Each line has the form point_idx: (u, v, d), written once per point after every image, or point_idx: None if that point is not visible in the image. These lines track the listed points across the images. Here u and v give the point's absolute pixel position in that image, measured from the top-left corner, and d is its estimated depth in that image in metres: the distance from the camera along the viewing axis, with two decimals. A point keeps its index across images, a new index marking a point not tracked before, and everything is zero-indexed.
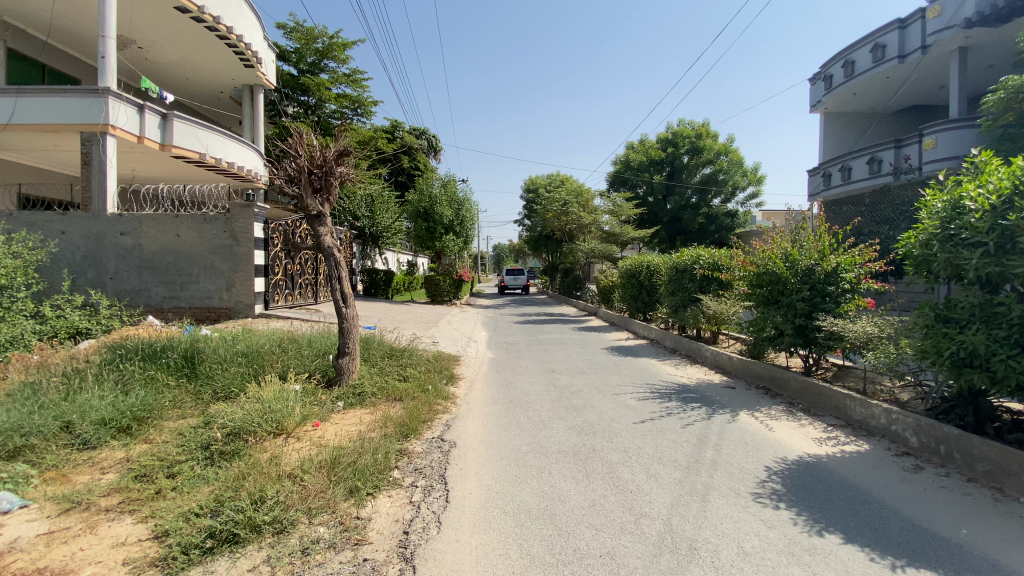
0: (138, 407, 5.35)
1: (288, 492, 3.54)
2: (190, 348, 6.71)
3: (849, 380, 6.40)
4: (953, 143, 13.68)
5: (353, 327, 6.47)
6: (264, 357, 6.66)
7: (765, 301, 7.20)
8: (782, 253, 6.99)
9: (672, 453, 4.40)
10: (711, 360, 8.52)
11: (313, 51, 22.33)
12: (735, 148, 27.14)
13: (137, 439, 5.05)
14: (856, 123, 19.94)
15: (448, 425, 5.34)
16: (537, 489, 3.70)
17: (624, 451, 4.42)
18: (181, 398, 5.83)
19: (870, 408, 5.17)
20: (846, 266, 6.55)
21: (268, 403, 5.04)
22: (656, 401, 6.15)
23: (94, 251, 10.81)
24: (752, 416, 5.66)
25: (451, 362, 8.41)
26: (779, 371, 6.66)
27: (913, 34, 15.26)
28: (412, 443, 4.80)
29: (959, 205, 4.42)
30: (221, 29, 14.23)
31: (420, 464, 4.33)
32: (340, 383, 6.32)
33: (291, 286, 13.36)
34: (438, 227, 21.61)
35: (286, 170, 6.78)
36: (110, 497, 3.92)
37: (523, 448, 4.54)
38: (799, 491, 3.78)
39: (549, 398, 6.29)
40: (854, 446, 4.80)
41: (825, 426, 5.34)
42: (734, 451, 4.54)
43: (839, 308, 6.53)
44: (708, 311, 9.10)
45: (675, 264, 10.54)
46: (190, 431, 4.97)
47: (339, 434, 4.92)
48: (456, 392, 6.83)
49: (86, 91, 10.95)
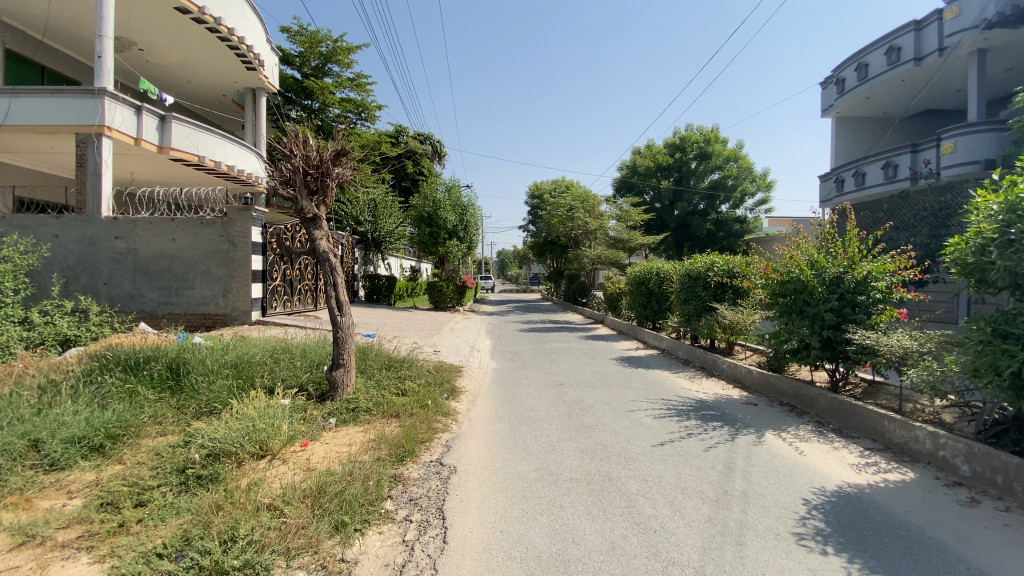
0: (113, 423, 4.95)
1: (265, 530, 3.13)
2: (176, 358, 6.30)
3: (881, 398, 5.95)
4: (974, 149, 13.30)
5: (348, 337, 6.07)
6: (254, 369, 6.26)
7: (788, 311, 6.71)
8: (808, 260, 6.49)
9: (697, 483, 3.94)
10: (728, 372, 8.07)
11: (317, 54, 22.10)
12: (745, 154, 26.76)
13: (111, 460, 4.63)
14: (868, 128, 19.58)
15: (448, 446, 4.87)
16: (548, 528, 3.25)
17: (643, 480, 3.97)
18: (162, 414, 5.41)
19: (912, 431, 4.71)
20: (877, 274, 6.05)
21: (252, 421, 4.62)
22: (673, 419, 5.67)
23: (88, 256, 10.46)
24: (779, 438, 5.19)
25: (452, 374, 7.94)
26: (805, 388, 6.20)
27: (929, 36, 14.89)
28: (407, 468, 4.35)
29: (1018, 206, 3.94)
30: (222, 30, 13.98)
31: (416, 494, 3.87)
32: (334, 397, 5.90)
33: (290, 293, 12.99)
34: (441, 232, 21.22)
35: (281, 171, 6.43)
36: (69, 531, 3.48)
37: (530, 474, 4.09)
38: (846, 531, 3.32)
39: (557, 415, 5.82)
40: (897, 475, 4.32)
41: (861, 449, 4.87)
42: (765, 480, 4.06)
43: (870, 320, 6.01)
44: (723, 321, 8.63)
45: (687, 272, 10.02)
46: (168, 452, 4.56)
47: (330, 456, 4.49)
48: (457, 408, 6.35)
49: (82, 92, 10.73)
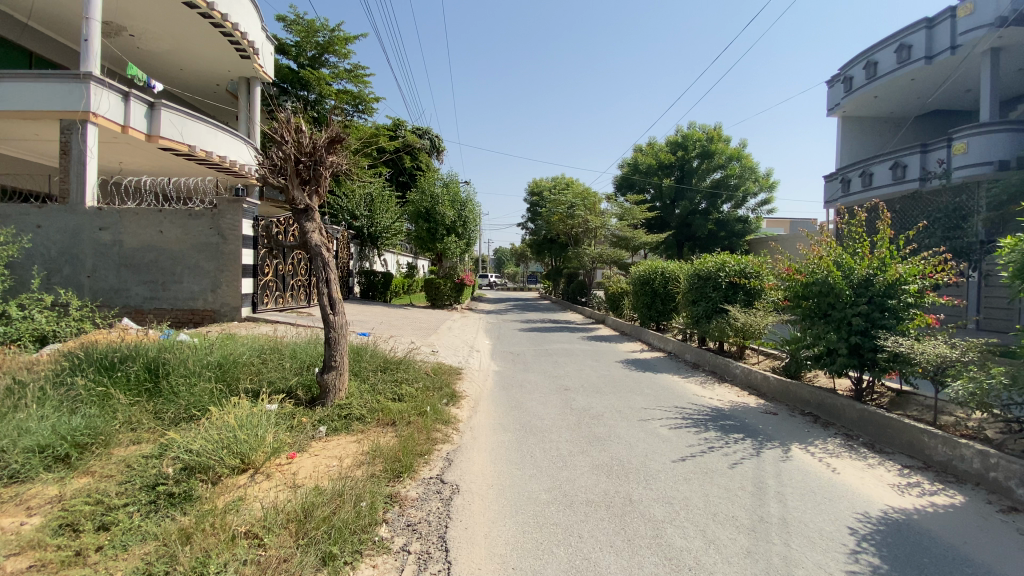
0: (81, 430, 4.48)
1: (242, 567, 2.72)
2: (155, 358, 5.83)
3: (912, 409, 5.57)
4: (987, 149, 12.93)
5: (341, 338, 5.62)
6: (239, 371, 5.82)
7: (812, 314, 6.31)
8: (836, 261, 6.08)
9: (728, 506, 3.53)
10: (741, 378, 7.66)
11: (314, 44, 21.60)
12: (747, 153, 26.47)
13: (77, 471, 4.18)
14: (876, 129, 19.27)
15: (449, 460, 4.45)
16: (566, 563, 2.84)
17: (668, 503, 3.57)
18: (137, 419, 4.95)
19: (957, 449, 4.31)
20: (909, 277, 5.62)
21: (233, 431, 4.16)
22: (691, 431, 5.26)
23: (71, 247, 10.00)
24: (807, 452, 4.78)
25: (452, 377, 7.52)
26: (830, 397, 5.81)
27: (941, 34, 14.54)
28: (404, 486, 3.91)
29: None
30: (215, 16, 13.46)
31: (414, 518, 3.43)
32: (325, 402, 5.47)
33: (282, 288, 12.52)
34: (439, 228, 20.77)
35: (272, 158, 5.97)
36: (19, 558, 3.03)
37: (542, 496, 3.68)
38: (905, 569, 2.92)
39: (566, 425, 5.41)
40: (945, 498, 3.93)
41: (899, 466, 4.49)
42: (803, 504, 3.65)
43: (901, 326, 5.59)
44: (736, 323, 8.23)
45: (696, 272, 9.61)
46: (141, 463, 4.12)
47: (319, 471, 4.06)
48: (458, 415, 5.94)
49: (67, 76, 10.28)
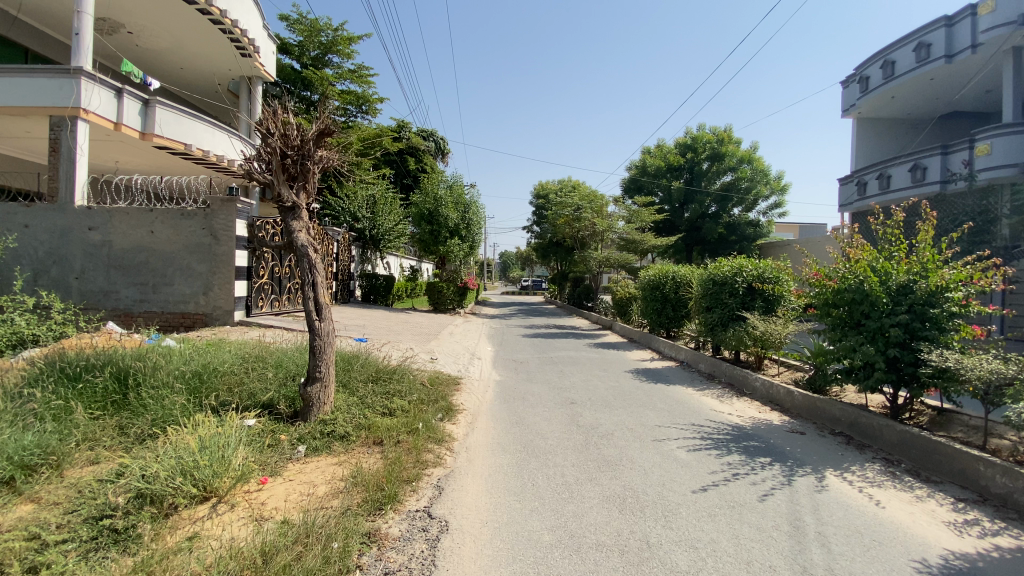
0: (31, 449, 3.99)
1: None
2: (125, 367, 5.33)
3: (956, 430, 5.01)
4: (1014, 149, 12.32)
5: (327, 346, 5.11)
6: (216, 382, 5.35)
7: (842, 324, 5.77)
8: (871, 266, 5.54)
9: (763, 553, 2.99)
10: (761, 392, 7.10)
11: (316, 44, 21.24)
12: (759, 156, 25.81)
13: (21, 496, 3.67)
14: (892, 130, 18.69)
15: (439, 489, 3.94)
16: None
17: (692, 547, 3.04)
18: (97, 437, 4.48)
19: (1019, 481, 3.75)
20: (954, 284, 5.08)
21: (198, 453, 3.69)
22: (712, 453, 4.73)
23: (59, 247, 9.62)
24: (843, 480, 4.25)
25: (450, 388, 7.01)
26: (865, 416, 5.26)
27: (961, 33, 13.95)
28: (387, 521, 3.41)
29: None
30: (213, 11, 13.08)
31: (393, 564, 2.91)
32: (308, 417, 4.97)
33: (278, 291, 12.06)
34: (442, 231, 20.21)
35: (256, 151, 5.49)
36: None
37: (544, 537, 3.16)
38: None
39: (574, 446, 4.89)
40: (1012, 539, 3.37)
41: (949, 499, 3.94)
42: (849, 550, 3.12)
43: (944, 337, 5.06)
44: (754, 332, 7.66)
45: (711, 276, 9.06)
46: (93, 489, 3.60)
47: (290, 500, 3.58)
48: (454, 432, 5.42)
49: (57, 71, 9.91)
